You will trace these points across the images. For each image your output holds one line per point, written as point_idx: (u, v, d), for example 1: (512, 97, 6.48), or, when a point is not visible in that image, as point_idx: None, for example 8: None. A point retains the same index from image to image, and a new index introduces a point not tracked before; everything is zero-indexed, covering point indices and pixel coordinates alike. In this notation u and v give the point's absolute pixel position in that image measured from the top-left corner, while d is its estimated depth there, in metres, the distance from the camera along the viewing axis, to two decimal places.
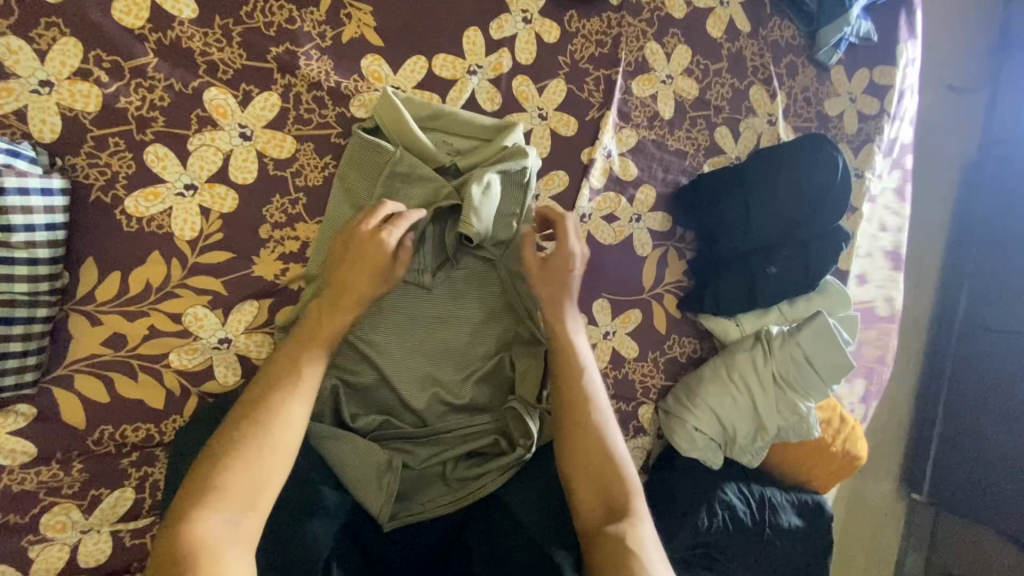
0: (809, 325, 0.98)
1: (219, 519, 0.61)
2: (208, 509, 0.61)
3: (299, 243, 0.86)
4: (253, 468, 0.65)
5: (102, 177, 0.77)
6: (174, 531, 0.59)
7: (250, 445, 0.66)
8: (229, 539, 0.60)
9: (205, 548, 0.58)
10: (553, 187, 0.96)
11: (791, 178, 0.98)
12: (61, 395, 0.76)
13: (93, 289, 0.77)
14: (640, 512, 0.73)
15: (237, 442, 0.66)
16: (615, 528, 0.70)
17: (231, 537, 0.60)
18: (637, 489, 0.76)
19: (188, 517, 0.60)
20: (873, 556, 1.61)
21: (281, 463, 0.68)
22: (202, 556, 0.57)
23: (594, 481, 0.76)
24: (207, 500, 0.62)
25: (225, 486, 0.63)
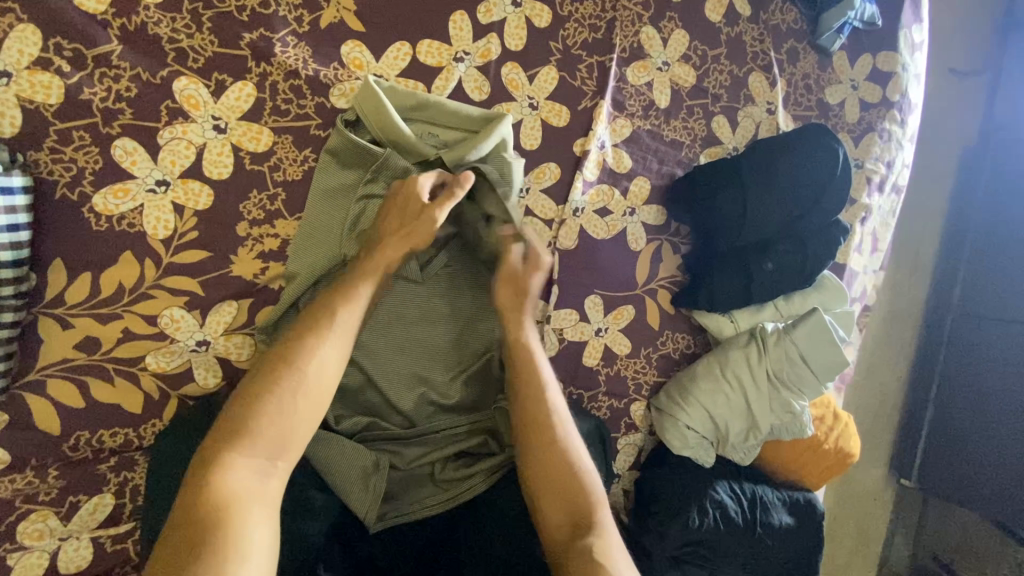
0: (805, 323, 0.96)
1: (248, 467, 0.61)
2: (238, 449, 0.61)
3: (279, 241, 0.82)
4: (285, 421, 0.65)
5: (67, 174, 0.73)
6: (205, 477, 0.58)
7: (282, 395, 0.66)
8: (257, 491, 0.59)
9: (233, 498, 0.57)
10: (544, 180, 0.93)
11: (790, 170, 0.94)
12: (34, 401, 0.74)
13: (62, 291, 0.74)
14: (605, 522, 0.72)
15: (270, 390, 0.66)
16: (584, 546, 0.69)
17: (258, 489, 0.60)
18: (602, 502, 0.74)
19: (219, 462, 0.60)
20: (862, 542, 1.63)
21: (309, 416, 0.67)
22: (228, 504, 0.57)
23: (558, 494, 0.74)
24: (238, 440, 0.62)
25: (255, 435, 0.63)
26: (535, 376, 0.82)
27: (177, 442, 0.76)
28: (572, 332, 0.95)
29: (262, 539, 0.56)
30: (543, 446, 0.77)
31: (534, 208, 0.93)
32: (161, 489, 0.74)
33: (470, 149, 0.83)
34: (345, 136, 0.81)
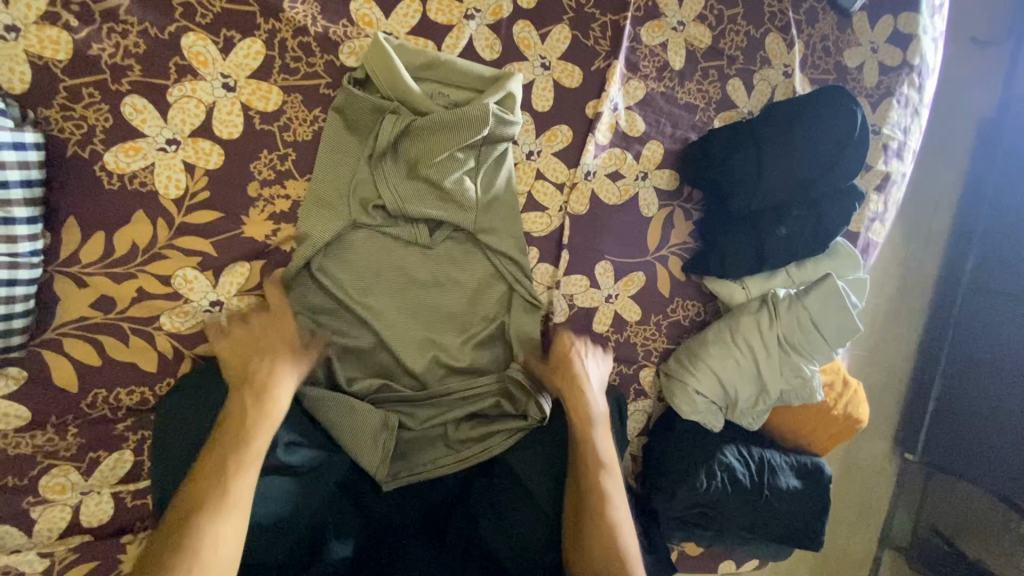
0: (817, 288, 0.95)
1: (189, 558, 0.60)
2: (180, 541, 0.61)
3: (290, 202, 0.82)
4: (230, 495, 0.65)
5: (78, 132, 0.73)
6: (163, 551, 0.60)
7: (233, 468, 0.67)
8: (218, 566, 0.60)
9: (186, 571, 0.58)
10: (556, 143, 0.92)
11: (806, 133, 0.93)
12: (51, 358, 0.75)
13: (77, 250, 0.74)
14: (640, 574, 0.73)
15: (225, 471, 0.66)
16: None
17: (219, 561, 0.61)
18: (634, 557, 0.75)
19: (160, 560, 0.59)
20: (864, 513, 1.65)
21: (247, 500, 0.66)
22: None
23: (600, 545, 0.74)
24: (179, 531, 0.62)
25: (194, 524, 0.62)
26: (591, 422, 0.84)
27: (187, 408, 0.78)
28: (582, 297, 0.95)
29: None
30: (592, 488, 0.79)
31: (545, 171, 0.92)
32: (175, 455, 0.77)
33: (482, 103, 0.81)
34: (352, 95, 0.80)
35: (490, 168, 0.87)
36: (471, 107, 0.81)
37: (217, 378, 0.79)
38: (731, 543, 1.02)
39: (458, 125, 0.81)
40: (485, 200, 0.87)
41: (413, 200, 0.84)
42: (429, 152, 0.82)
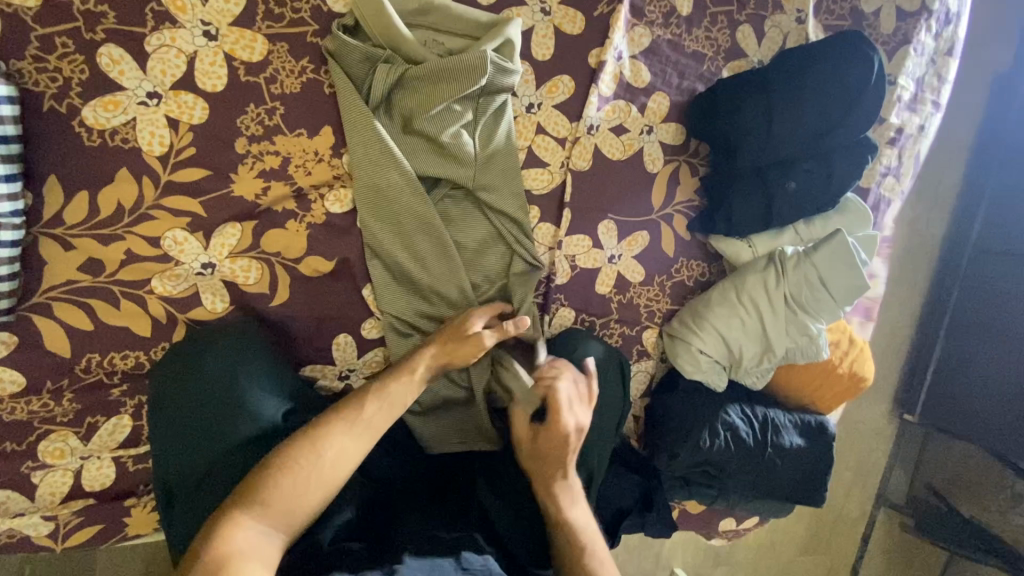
0: (826, 245, 0.92)
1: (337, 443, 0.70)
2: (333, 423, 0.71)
3: (280, 159, 0.78)
4: (362, 431, 0.73)
5: (53, 85, 0.69)
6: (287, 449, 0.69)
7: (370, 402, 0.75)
8: (316, 481, 0.68)
9: (299, 467, 0.67)
10: (557, 95, 0.88)
11: (820, 81, 0.88)
12: (41, 323, 0.73)
13: (60, 211, 0.72)
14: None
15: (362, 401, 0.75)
16: None
17: (327, 473, 0.69)
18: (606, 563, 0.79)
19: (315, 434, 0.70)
20: (861, 472, 1.66)
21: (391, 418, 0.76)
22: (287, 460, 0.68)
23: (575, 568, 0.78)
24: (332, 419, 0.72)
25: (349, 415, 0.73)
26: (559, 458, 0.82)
27: (172, 381, 0.77)
28: (584, 258, 0.93)
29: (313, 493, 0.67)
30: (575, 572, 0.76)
31: (546, 125, 0.88)
32: (162, 424, 0.77)
33: (479, 51, 0.77)
34: (343, 43, 0.76)
35: (489, 122, 0.83)
36: (468, 55, 0.77)
37: (202, 348, 0.78)
38: (733, 500, 1.02)
39: (456, 75, 0.77)
40: (485, 156, 0.84)
41: (410, 156, 0.81)
42: (425, 105, 0.79)
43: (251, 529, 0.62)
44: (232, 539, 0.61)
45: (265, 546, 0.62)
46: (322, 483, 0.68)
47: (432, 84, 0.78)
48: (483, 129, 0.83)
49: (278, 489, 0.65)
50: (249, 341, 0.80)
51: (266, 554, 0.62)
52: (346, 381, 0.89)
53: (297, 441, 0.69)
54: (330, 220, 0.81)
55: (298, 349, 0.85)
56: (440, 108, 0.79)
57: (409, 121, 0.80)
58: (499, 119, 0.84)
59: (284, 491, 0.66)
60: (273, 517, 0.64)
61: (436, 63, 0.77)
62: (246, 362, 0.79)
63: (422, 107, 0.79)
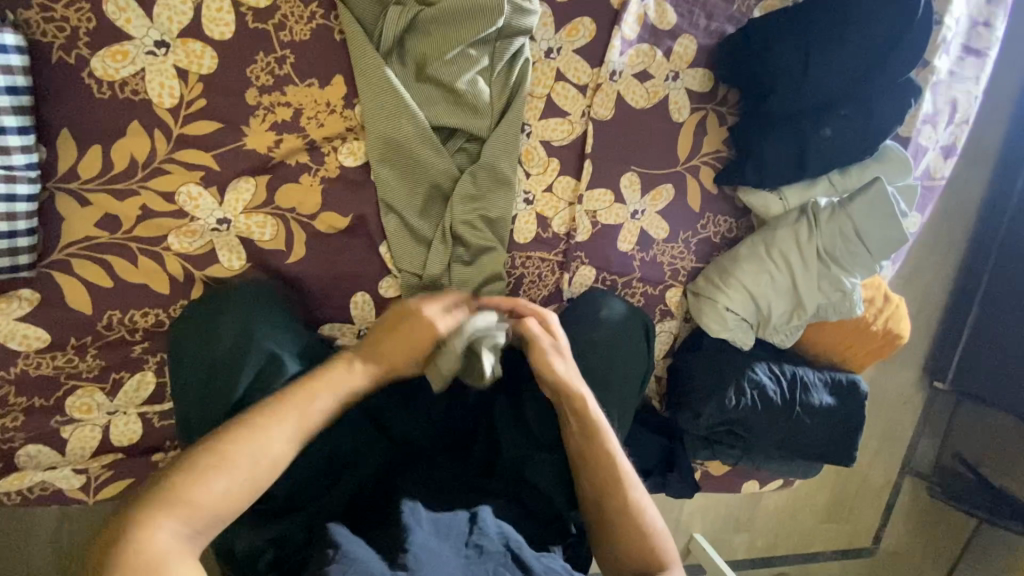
0: (863, 194, 0.88)
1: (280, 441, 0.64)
2: (273, 424, 0.65)
3: (292, 111, 0.76)
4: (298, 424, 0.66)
5: (61, 35, 0.67)
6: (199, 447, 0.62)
7: (310, 391, 0.69)
8: (254, 478, 0.62)
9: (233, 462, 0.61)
10: (577, 38, 0.83)
11: (862, 16, 0.82)
12: (62, 279, 0.73)
13: (74, 166, 0.71)
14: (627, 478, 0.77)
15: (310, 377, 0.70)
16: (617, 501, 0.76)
17: (260, 477, 0.62)
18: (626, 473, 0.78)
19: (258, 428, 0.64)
20: (888, 439, 1.62)
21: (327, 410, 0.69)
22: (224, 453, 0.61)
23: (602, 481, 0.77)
24: (270, 416, 0.65)
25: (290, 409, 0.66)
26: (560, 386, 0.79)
27: (190, 342, 0.77)
28: (606, 214, 0.90)
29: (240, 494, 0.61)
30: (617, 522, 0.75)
31: (566, 72, 0.84)
32: (183, 387, 0.77)
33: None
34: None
35: (506, 68, 0.80)
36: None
37: (219, 308, 0.77)
38: (758, 460, 1.00)
39: (472, 19, 0.75)
40: (502, 104, 0.81)
41: (425, 105, 0.79)
42: (440, 48, 0.76)
43: (174, 529, 0.56)
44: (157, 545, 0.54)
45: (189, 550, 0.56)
46: (260, 477, 0.63)
47: (448, 26, 0.75)
48: (501, 76, 0.80)
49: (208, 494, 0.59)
50: (266, 298, 0.79)
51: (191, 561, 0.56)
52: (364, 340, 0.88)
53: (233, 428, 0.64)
54: (344, 175, 0.79)
55: (316, 309, 0.85)
56: (455, 51, 0.76)
57: (423, 66, 0.77)
58: (515, 66, 0.80)
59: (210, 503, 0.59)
60: (202, 519, 0.58)
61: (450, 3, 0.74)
62: (263, 319, 0.78)
63: (437, 51, 0.76)
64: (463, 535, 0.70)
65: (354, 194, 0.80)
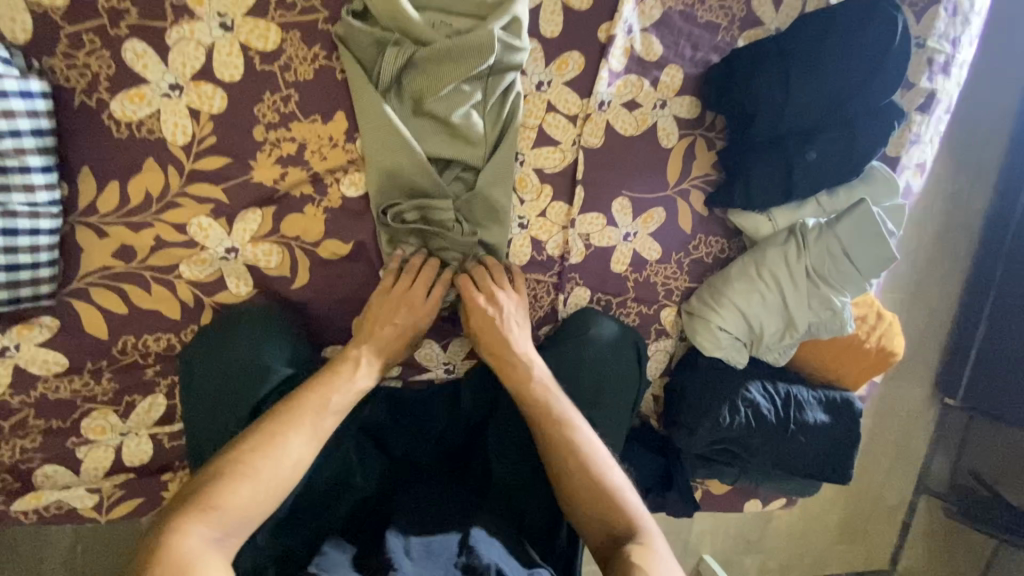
0: (850, 215, 0.89)
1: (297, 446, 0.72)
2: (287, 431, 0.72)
3: (296, 145, 0.80)
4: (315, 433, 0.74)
5: (84, 80, 0.73)
6: (217, 461, 0.69)
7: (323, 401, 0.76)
8: (268, 486, 0.68)
9: (253, 475, 0.68)
10: (567, 71, 0.87)
11: (841, 45, 0.85)
12: (80, 307, 0.77)
13: (94, 201, 0.76)
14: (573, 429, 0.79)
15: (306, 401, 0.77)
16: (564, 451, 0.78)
17: (278, 478, 0.69)
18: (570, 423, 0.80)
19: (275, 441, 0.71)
20: (898, 457, 1.61)
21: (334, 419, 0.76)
22: (244, 457, 0.69)
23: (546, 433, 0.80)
24: (284, 424, 0.73)
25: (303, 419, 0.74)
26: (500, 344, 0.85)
27: (201, 367, 0.81)
28: (599, 236, 0.92)
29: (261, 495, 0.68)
30: (588, 502, 0.76)
31: (556, 103, 0.88)
32: (194, 409, 0.81)
33: (485, 32, 0.78)
34: (353, 27, 0.78)
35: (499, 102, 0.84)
36: (476, 35, 0.78)
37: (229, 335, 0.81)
38: (756, 478, 1.00)
39: (463, 58, 0.79)
40: (494, 135, 0.85)
41: (421, 139, 0.83)
42: (437, 86, 0.80)
43: (203, 535, 0.62)
44: (184, 549, 0.59)
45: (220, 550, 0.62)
46: (273, 491, 0.69)
47: (443, 66, 0.79)
48: (493, 108, 0.84)
49: (233, 495, 0.66)
50: (272, 325, 0.83)
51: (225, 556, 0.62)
52: None
53: (251, 444, 0.70)
54: (346, 205, 0.83)
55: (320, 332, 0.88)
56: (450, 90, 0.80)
57: (420, 102, 0.82)
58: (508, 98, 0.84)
59: (232, 503, 0.65)
60: (227, 526, 0.64)
61: (442, 44, 0.78)
62: (272, 344, 0.82)
63: (433, 89, 0.80)
64: (453, 557, 0.72)
65: (355, 222, 0.84)
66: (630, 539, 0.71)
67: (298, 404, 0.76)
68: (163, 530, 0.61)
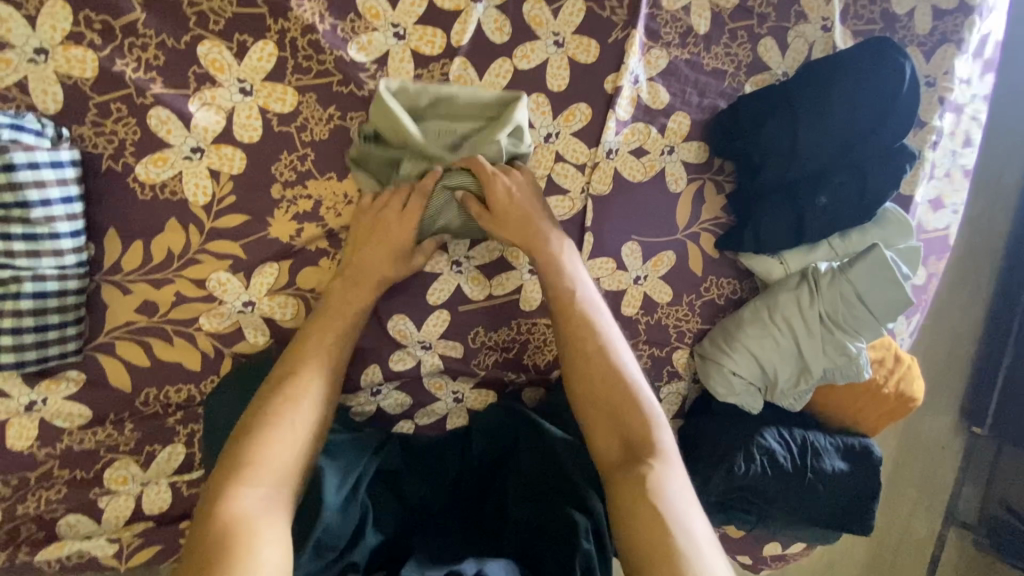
0: (863, 259, 0.89)
1: (317, 390, 0.76)
2: (307, 377, 0.77)
3: (311, 202, 0.83)
4: (325, 366, 0.79)
5: (110, 146, 0.76)
6: (249, 420, 0.72)
7: (325, 343, 0.80)
8: (301, 434, 0.73)
9: (281, 427, 0.72)
10: (574, 122, 0.89)
11: (848, 96, 0.85)
12: (105, 361, 0.80)
13: (118, 260, 0.79)
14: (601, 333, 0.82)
15: (311, 354, 0.79)
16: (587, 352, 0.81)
17: (306, 424, 0.74)
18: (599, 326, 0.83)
19: (296, 389, 0.75)
20: (924, 489, 1.56)
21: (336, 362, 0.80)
22: (274, 408, 0.73)
23: (573, 324, 0.83)
24: (300, 374, 0.77)
25: (315, 364, 0.78)
26: (540, 247, 0.84)
27: (219, 413, 0.83)
28: (608, 280, 0.93)
29: (295, 445, 0.72)
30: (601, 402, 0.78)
31: (565, 153, 0.89)
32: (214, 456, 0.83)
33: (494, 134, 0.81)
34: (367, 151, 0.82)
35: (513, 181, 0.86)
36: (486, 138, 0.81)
37: (248, 385, 0.83)
38: (774, 526, 0.98)
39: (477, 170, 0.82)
40: None
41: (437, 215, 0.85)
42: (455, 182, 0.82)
43: (253, 494, 0.65)
44: (238, 508, 0.63)
45: (272, 503, 0.66)
46: (307, 435, 0.73)
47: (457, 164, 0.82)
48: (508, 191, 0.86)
49: (269, 449, 0.69)
50: None
51: (278, 510, 0.65)
52: (377, 401, 0.93)
53: (271, 399, 0.74)
54: None
55: None
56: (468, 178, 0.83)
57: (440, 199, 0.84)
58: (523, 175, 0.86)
59: (270, 458, 0.69)
60: (269, 480, 0.67)
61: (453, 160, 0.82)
62: None
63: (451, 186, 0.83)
64: None
65: None
66: (643, 451, 0.73)
67: (308, 346, 0.79)
68: (212, 495, 0.65)
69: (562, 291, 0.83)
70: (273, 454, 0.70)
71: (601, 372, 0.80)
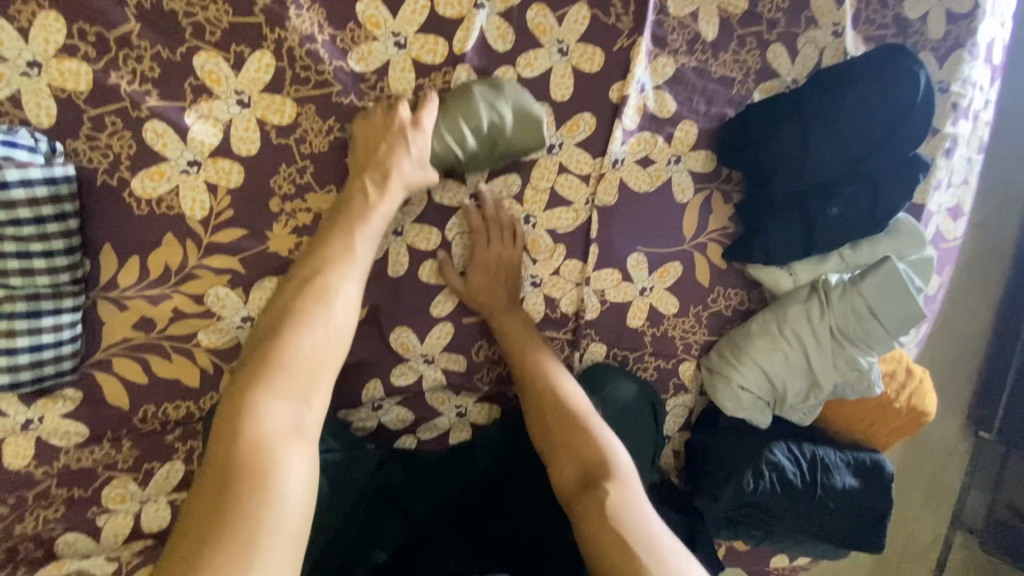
0: (875, 273, 0.87)
1: (346, 290, 0.69)
2: (337, 275, 0.70)
3: (311, 215, 0.82)
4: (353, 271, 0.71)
5: (105, 161, 0.74)
6: (273, 326, 0.65)
7: (356, 236, 0.73)
8: (329, 337, 0.66)
9: (306, 322, 0.65)
10: (579, 132, 0.87)
11: (862, 106, 0.83)
12: (103, 378, 0.79)
13: (115, 276, 0.77)
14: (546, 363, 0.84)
15: (339, 251, 0.72)
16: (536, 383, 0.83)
17: (334, 323, 0.67)
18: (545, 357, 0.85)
19: (323, 288, 0.68)
20: (931, 495, 1.54)
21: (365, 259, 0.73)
22: (300, 307, 0.66)
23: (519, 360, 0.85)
24: (329, 270, 0.70)
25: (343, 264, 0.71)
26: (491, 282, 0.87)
27: None
28: (614, 292, 0.91)
29: (324, 346, 0.65)
30: (554, 429, 0.78)
31: (569, 163, 0.87)
32: None
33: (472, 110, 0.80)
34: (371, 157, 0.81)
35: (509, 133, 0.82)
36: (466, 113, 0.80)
37: None
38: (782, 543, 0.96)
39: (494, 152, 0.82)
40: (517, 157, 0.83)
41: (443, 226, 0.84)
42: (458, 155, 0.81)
43: (281, 409, 0.59)
44: (265, 427, 0.57)
45: (298, 419, 0.60)
46: (337, 338, 0.66)
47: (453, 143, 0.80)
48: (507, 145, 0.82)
49: (296, 348, 0.63)
50: None
51: (305, 428, 0.60)
52: (379, 415, 0.91)
53: (299, 298, 0.67)
54: None
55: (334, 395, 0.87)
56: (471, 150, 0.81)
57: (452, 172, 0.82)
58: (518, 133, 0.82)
59: (296, 361, 0.62)
60: (295, 389, 0.61)
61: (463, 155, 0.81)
62: None
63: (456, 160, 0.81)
64: None
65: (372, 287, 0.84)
66: (598, 469, 0.72)
67: (333, 241, 0.73)
68: (236, 402, 0.59)
69: (513, 340, 0.86)
70: (301, 352, 0.63)
71: (551, 398, 0.81)
